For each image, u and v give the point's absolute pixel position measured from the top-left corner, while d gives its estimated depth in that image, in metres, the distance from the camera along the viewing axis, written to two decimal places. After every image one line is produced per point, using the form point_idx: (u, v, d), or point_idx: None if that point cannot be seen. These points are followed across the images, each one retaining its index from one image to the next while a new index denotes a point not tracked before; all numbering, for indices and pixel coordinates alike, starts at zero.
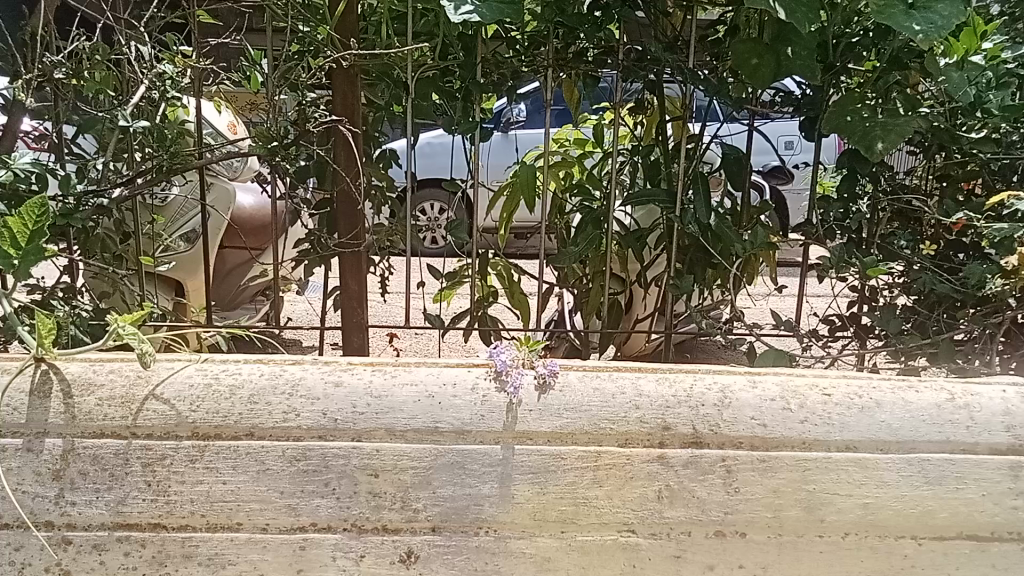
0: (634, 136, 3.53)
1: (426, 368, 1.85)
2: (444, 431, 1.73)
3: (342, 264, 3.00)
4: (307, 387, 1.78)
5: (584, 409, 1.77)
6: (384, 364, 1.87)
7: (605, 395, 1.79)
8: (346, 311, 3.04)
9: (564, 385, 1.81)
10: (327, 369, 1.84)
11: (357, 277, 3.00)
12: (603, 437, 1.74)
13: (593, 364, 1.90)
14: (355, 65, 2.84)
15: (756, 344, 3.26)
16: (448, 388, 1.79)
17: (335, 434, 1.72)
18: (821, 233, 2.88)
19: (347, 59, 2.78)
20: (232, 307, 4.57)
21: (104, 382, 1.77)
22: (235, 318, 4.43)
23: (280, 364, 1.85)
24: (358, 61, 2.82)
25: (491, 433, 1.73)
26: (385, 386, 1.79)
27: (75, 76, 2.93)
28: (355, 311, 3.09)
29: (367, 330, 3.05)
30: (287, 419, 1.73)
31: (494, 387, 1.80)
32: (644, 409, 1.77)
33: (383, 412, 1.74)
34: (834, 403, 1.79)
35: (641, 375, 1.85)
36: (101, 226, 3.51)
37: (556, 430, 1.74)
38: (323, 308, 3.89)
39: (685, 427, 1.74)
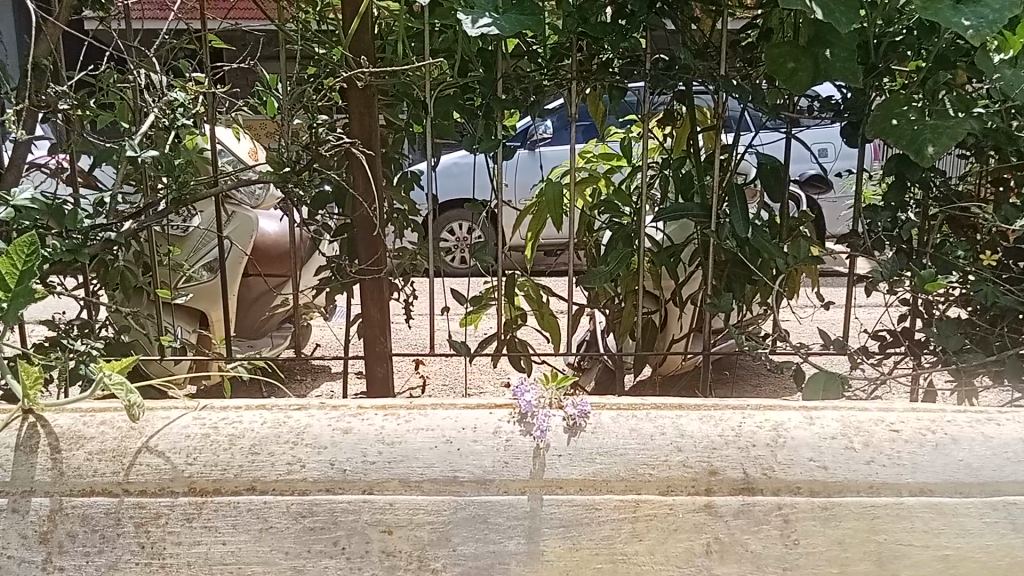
0: (664, 149, 3.34)
1: (444, 411, 1.69)
2: (464, 480, 1.56)
3: (363, 292, 2.86)
4: (313, 435, 1.62)
5: (621, 453, 1.58)
6: (397, 408, 1.70)
7: (643, 437, 1.61)
8: (369, 340, 2.90)
9: (597, 426, 1.63)
10: (335, 414, 1.68)
11: (378, 305, 2.85)
12: (642, 484, 1.55)
13: (629, 402, 1.71)
14: (371, 86, 2.69)
15: (802, 364, 3.04)
16: (468, 432, 1.62)
17: (343, 486, 1.56)
18: (868, 245, 2.68)
19: (361, 79, 2.64)
20: (258, 337, 4.45)
21: (95, 435, 1.62)
22: (259, 348, 4.32)
23: (284, 410, 1.69)
24: (374, 81, 2.67)
25: (516, 481, 1.56)
26: (398, 433, 1.62)
27: (82, 107, 2.80)
28: (378, 340, 2.94)
29: (389, 359, 2.89)
30: (291, 471, 1.57)
31: (518, 428, 1.63)
32: (688, 451, 1.58)
33: (395, 461, 1.58)
34: (902, 441, 1.61)
35: (683, 412, 1.67)
36: (119, 259, 3.42)
37: (587, 478, 1.56)
38: (346, 336, 3.75)
39: (734, 472, 1.56)
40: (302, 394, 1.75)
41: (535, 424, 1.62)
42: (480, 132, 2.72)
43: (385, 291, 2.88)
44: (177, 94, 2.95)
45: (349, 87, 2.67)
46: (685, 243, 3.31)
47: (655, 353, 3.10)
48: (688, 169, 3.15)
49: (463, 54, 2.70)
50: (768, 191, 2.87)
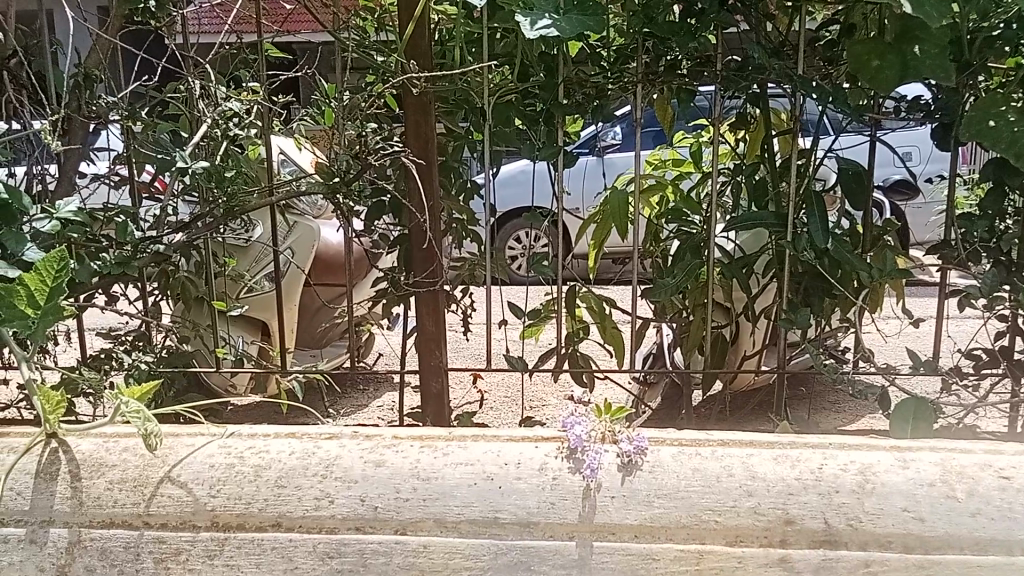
0: (737, 154, 3.12)
1: (484, 444, 1.55)
2: (506, 523, 1.41)
3: (418, 305, 2.70)
4: (344, 467, 1.50)
5: (682, 496, 1.41)
6: (435, 439, 1.57)
7: (707, 478, 1.43)
8: (424, 353, 2.70)
9: (654, 464, 1.46)
10: (368, 445, 1.56)
11: (433, 318, 2.68)
12: (708, 533, 1.37)
13: (690, 437, 1.53)
14: (428, 91, 2.51)
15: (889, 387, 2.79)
16: (511, 469, 1.48)
17: (375, 526, 1.43)
18: (964, 256, 2.44)
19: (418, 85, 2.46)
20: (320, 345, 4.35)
21: (116, 462, 1.53)
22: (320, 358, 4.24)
23: (314, 439, 1.58)
24: (432, 86, 2.49)
25: (564, 525, 1.40)
26: (434, 467, 1.49)
27: (133, 118, 2.74)
28: (433, 355, 2.77)
29: (446, 372, 2.76)
30: (319, 507, 1.45)
31: (566, 465, 1.47)
32: (759, 496, 1.40)
33: (431, 499, 1.44)
34: (1014, 490, 1.39)
35: (752, 450, 1.48)
36: (181, 269, 3.36)
37: (643, 523, 1.39)
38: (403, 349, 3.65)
39: (814, 521, 1.36)
40: (333, 421, 1.62)
41: (585, 461, 1.46)
42: (541, 139, 2.57)
43: (441, 304, 2.71)
44: (233, 104, 2.87)
45: (405, 94, 2.50)
46: (756, 254, 3.10)
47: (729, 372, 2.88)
48: (762, 175, 2.93)
49: (523, 58, 2.55)
50: (851, 198, 2.63)
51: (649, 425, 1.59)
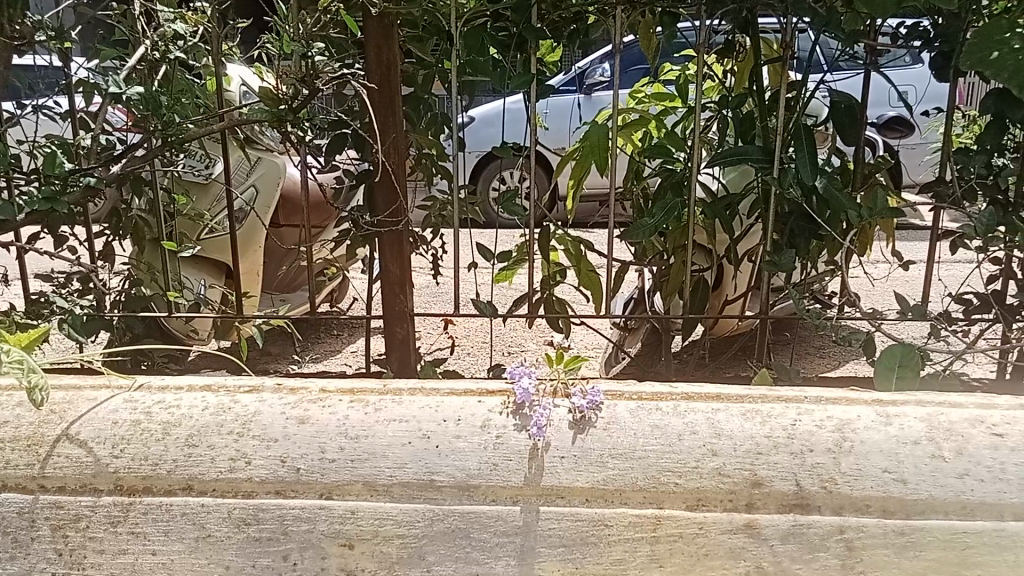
0: (724, 87, 2.90)
1: (422, 399, 1.39)
2: (442, 486, 1.25)
3: (381, 247, 2.43)
4: (262, 425, 1.35)
5: (637, 455, 1.26)
6: (369, 394, 1.41)
7: (666, 436, 1.28)
8: (386, 299, 2.43)
9: (609, 420, 1.31)
10: (294, 400, 1.40)
11: (396, 260, 2.40)
12: (666, 498, 1.23)
13: (650, 390, 1.37)
14: (392, 13, 2.20)
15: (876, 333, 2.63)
16: (449, 426, 1.32)
17: (297, 489, 1.27)
18: (958, 195, 2.27)
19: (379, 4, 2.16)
20: (291, 288, 3.94)
21: (10, 420, 1.39)
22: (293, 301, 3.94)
23: (232, 393, 1.42)
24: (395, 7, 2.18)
25: (506, 488, 1.25)
26: (364, 424, 1.33)
27: (60, 38, 2.47)
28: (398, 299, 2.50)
29: (413, 317, 2.48)
30: (234, 468, 1.29)
31: (512, 422, 1.32)
32: (725, 455, 1.25)
33: (360, 460, 1.28)
34: (1007, 450, 1.24)
35: (719, 405, 1.33)
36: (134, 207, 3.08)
37: (594, 487, 1.24)
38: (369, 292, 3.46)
39: (784, 484, 1.22)
40: (256, 375, 1.46)
41: (533, 418, 1.31)
42: (508, 66, 2.32)
43: (406, 246, 2.43)
44: (176, 25, 2.60)
45: (365, 16, 2.19)
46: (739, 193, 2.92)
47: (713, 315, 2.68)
48: (750, 109, 2.72)
49: None
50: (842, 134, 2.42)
51: (608, 378, 1.43)
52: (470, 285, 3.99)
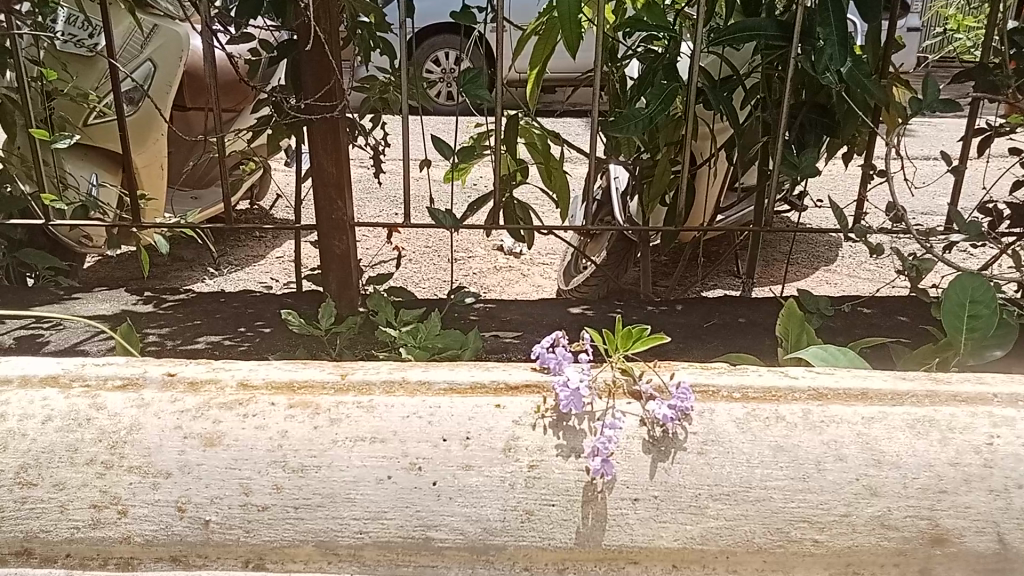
0: None
1: (401, 400, 0.86)
2: (443, 548, 0.78)
3: (311, 140, 1.84)
4: (141, 445, 0.81)
5: (757, 497, 0.80)
6: (315, 393, 0.87)
7: (799, 465, 0.81)
8: (321, 206, 1.86)
9: (706, 438, 0.83)
10: (194, 405, 0.84)
11: (335, 159, 1.82)
12: (797, 564, 0.79)
13: (765, 385, 0.89)
14: None
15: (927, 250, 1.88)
16: (452, 450, 0.82)
17: (207, 555, 0.79)
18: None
19: None
20: (201, 186, 3.26)
21: None
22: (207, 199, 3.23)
23: (92, 390, 0.86)
24: None
25: (545, 551, 0.78)
26: (310, 444, 0.82)
27: None
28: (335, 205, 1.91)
29: (353, 227, 1.93)
30: (99, 522, 0.78)
31: (554, 439, 0.82)
32: (891, 496, 0.80)
33: (309, 508, 0.79)
34: None
35: (877, 409, 0.86)
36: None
37: (687, 547, 0.78)
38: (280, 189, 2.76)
39: (984, 543, 0.78)
40: (130, 356, 0.90)
41: (590, 436, 0.82)
42: None
43: (346, 136, 1.82)
44: None
45: None
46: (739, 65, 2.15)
47: (728, 227, 2.07)
48: None
49: None
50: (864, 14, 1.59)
51: (686, 363, 0.95)
52: (417, 183, 3.42)
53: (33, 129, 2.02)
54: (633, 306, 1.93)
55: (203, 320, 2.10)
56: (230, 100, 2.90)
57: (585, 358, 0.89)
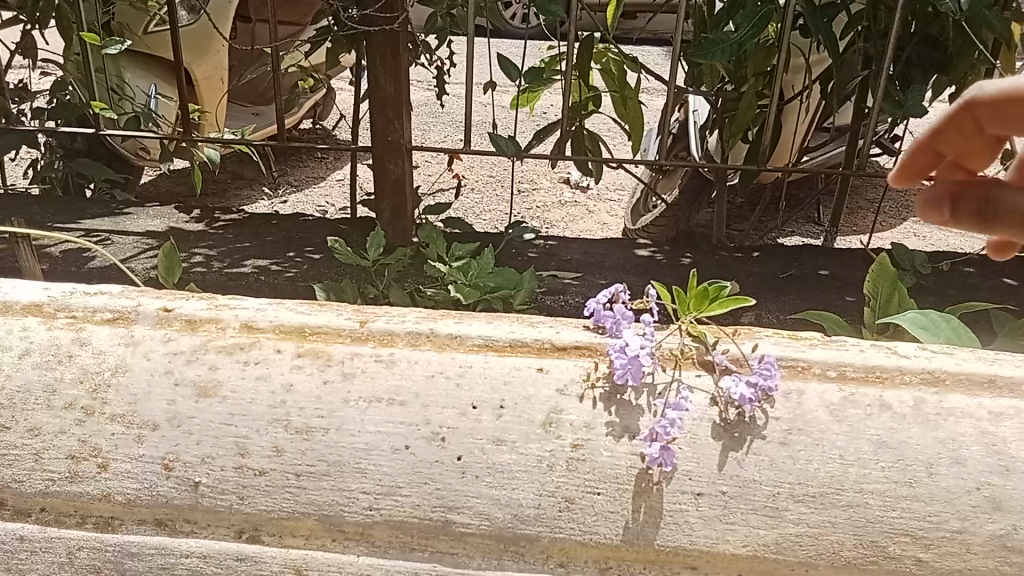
0: None
1: (430, 355, 0.74)
2: (464, 534, 0.66)
3: (366, 54, 1.69)
4: (128, 390, 0.71)
5: (849, 502, 0.66)
6: (328, 342, 0.76)
7: (904, 467, 0.67)
8: (375, 127, 1.72)
9: (790, 427, 0.69)
10: (189, 347, 0.74)
11: (392, 76, 1.67)
12: None
13: (866, 365, 0.75)
14: None
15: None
16: (485, 419, 0.69)
17: (196, 522, 0.68)
18: None
19: None
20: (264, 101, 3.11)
21: None
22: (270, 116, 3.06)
23: (80, 321, 0.77)
24: None
25: (585, 547, 0.65)
26: (320, 401, 0.70)
27: None
28: (389, 127, 1.76)
29: (410, 151, 1.79)
30: (77, 477, 0.69)
31: (606, 412, 0.69)
32: (1018, 513, 0.65)
33: (313, 477, 0.68)
34: None
35: (1008, 404, 0.71)
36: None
37: (760, 560, 0.65)
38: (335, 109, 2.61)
39: None
40: (123, 284, 0.81)
41: (647, 417, 0.69)
42: None
43: (405, 50, 1.66)
44: None
45: None
46: None
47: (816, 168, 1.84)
48: None
49: None
50: None
51: (769, 333, 0.81)
52: (482, 108, 3.25)
53: (83, 33, 1.88)
54: (705, 251, 1.76)
55: (251, 241, 2.00)
56: (291, 14, 2.75)
57: (648, 317, 0.75)
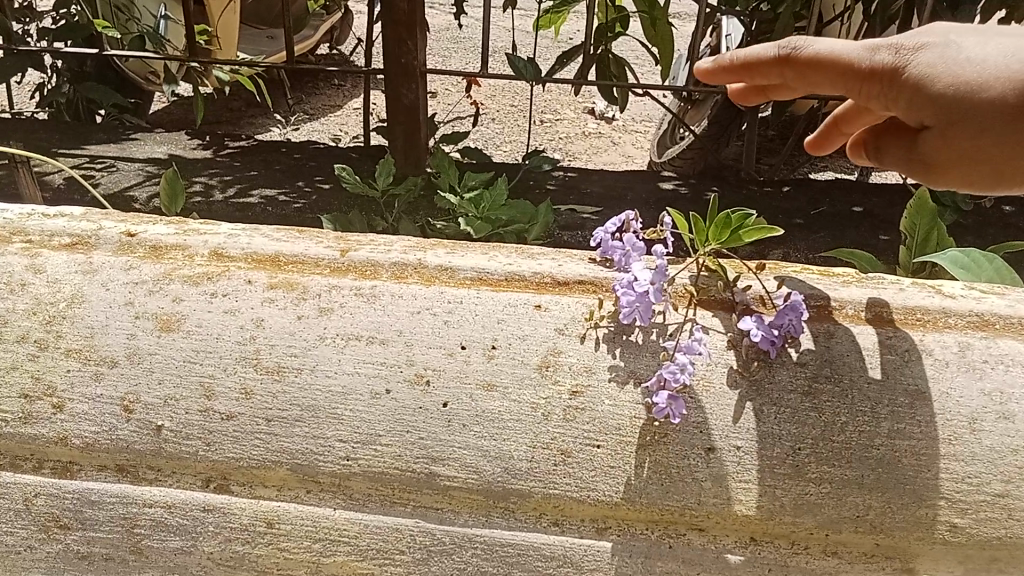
0: None
1: (418, 289, 0.67)
2: (449, 488, 0.60)
3: None
4: (84, 323, 0.65)
5: (880, 461, 0.58)
6: (304, 273, 0.68)
7: (946, 422, 0.59)
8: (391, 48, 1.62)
9: (818, 374, 0.61)
10: (151, 276, 0.67)
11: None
12: (919, 552, 0.59)
13: (905, 306, 0.66)
14: None
15: None
16: (475, 360, 0.62)
17: (161, 468, 0.63)
18: None
19: None
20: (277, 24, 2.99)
21: None
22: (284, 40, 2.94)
23: (36, 247, 0.71)
24: None
25: (582, 505, 0.59)
26: (294, 338, 0.64)
27: None
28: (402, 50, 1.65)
29: (424, 74, 1.69)
30: (31, 417, 0.63)
31: (609, 357, 0.62)
32: None
33: (286, 422, 0.62)
34: None
35: None
36: None
37: (773, 522, 0.58)
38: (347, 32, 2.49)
39: None
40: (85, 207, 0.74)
41: (653, 366, 0.61)
42: None
43: None
44: None
45: None
46: None
47: None
48: None
49: None
50: None
51: (797, 267, 0.72)
52: (505, 34, 3.11)
53: None
54: (733, 184, 1.66)
55: (258, 170, 1.93)
56: None
57: (660, 249, 0.66)
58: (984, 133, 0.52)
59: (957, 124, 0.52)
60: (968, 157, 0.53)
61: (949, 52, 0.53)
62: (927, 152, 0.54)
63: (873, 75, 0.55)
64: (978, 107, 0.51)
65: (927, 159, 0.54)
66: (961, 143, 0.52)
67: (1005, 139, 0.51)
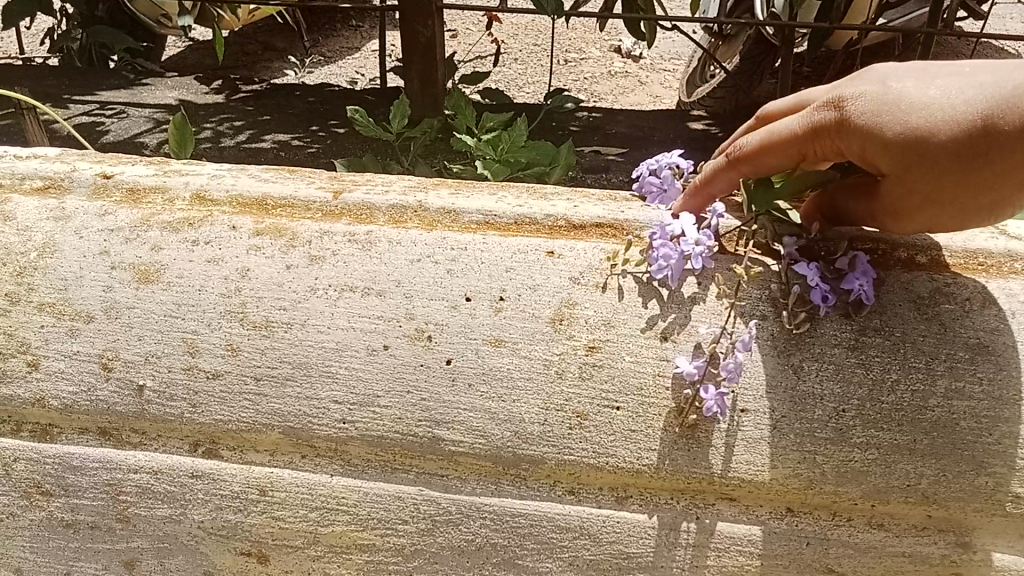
0: None
1: (419, 234, 0.61)
2: (455, 453, 0.55)
3: None
4: (56, 274, 0.60)
5: (935, 425, 0.52)
6: (293, 218, 0.63)
7: (1010, 381, 0.52)
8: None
9: (866, 328, 0.55)
10: (127, 222, 0.62)
11: None
12: (974, 522, 0.53)
13: (964, 250, 0.59)
14: None
15: None
16: (481, 313, 0.56)
17: (146, 430, 0.58)
18: None
19: None
20: None
21: None
22: None
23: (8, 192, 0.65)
24: None
25: (601, 472, 0.54)
26: (282, 291, 0.58)
27: None
28: None
29: (442, 9, 1.60)
30: (6, 377, 0.59)
31: (630, 308, 0.56)
32: None
33: (276, 383, 0.56)
34: None
35: None
36: None
37: (814, 490, 0.53)
38: None
39: None
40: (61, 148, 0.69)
41: (681, 319, 0.55)
42: None
43: None
44: None
45: None
46: None
47: None
48: None
49: None
50: None
51: None
52: None
53: None
54: None
55: (271, 114, 1.86)
56: None
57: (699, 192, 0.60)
58: (943, 171, 0.49)
59: (912, 172, 0.50)
60: (932, 198, 0.50)
61: (886, 93, 0.50)
62: (894, 199, 0.52)
63: (814, 133, 0.52)
64: (931, 156, 0.48)
65: (895, 204, 0.52)
66: (922, 187, 0.50)
67: (962, 181, 0.49)
